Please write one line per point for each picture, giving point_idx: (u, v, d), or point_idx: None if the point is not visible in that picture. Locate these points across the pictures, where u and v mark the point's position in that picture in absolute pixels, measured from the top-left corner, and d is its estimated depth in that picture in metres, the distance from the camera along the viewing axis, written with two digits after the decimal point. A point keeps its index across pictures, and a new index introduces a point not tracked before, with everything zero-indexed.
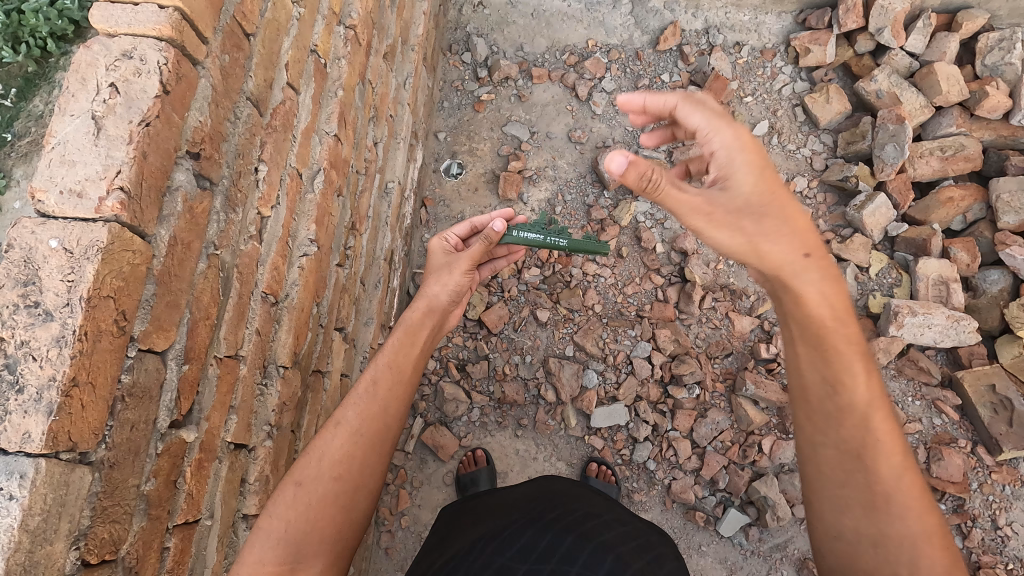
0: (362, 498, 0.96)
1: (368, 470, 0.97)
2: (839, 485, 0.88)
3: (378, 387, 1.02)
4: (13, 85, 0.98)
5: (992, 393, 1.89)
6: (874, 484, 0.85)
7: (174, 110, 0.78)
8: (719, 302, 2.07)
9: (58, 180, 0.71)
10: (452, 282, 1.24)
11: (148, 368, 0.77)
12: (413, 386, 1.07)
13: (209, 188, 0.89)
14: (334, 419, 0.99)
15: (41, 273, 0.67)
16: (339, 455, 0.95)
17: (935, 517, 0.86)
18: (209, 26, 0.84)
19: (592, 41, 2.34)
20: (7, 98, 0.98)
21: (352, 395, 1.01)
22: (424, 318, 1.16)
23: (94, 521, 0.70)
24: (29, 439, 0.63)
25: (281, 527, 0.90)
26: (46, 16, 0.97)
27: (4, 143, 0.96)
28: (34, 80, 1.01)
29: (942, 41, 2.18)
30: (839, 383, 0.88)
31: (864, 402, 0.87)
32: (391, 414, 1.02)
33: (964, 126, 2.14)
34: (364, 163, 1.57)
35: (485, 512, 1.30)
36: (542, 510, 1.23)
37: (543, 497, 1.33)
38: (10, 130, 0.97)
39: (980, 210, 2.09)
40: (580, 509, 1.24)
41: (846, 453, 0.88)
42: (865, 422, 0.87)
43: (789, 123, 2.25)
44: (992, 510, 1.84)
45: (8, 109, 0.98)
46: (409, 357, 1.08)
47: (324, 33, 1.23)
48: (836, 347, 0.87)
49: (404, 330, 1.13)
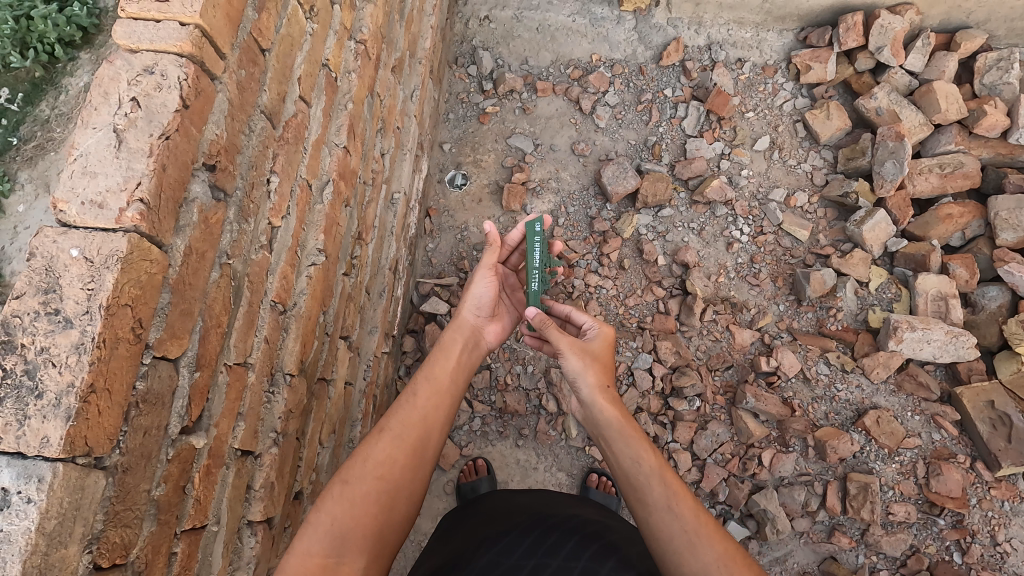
0: (402, 501, 1.01)
1: (410, 472, 1.03)
2: (662, 540, 0.95)
3: (418, 395, 1.10)
4: (19, 90, 1.02)
5: (991, 409, 1.90)
6: (679, 531, 0.95)
7: (192, 123, 0.80)
8: (720, 314, 2.08)
9: (80, 191, 0.73)
10: (478, 297, 1.33)
11: (162, 376, 0.79)
12: (453, 396, 1.14)
13: (223, 200, 0.91)
14: (379, 425, 1.06)
15: (61, 282, 0.69)
16: (383, 457, 1.01)
17: (739, 555, 0.94)
18: (227, 42, 0.86)
19: (596, 55, 2.37)
20: (14, 102, 1.01)
21: (396, 404, 1.09)
22: (459, 334, 1.25)
23: (106, 526, 0.71)
24: (48, 443, 0.64)
25: (327, 521, 0.95)
26: (55, 22, 1.01)
27: (10, 146, 0.99)
28: (40, 85, 1.04)
29: (941, 60, 2.21)
30: (637, 454, 1.05)
31: (655, 464, 1.02)
32: (431, 421, 1.08)
33: (963, 144, 2.17)
34: (371, 174, 1.59)
35: (488, 518, 1.31)
36: (544, 516, 1.24)
37: (543, 505, 1.34)
38: (16, 135, 1.00)
39: (979, 227, 2.11)
40: (581, 516, 1.25)
41: (657, 510, 0.98)
42: (661, 480, 1.00)
43: (790, 138, 2.28)
44: (991, 526, 1.85)
45: (14, 113, 1.01)
46: (446, 370, 1.16)
47: (335, 48, 1.26)
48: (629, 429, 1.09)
49: (440, 346, 1.21)
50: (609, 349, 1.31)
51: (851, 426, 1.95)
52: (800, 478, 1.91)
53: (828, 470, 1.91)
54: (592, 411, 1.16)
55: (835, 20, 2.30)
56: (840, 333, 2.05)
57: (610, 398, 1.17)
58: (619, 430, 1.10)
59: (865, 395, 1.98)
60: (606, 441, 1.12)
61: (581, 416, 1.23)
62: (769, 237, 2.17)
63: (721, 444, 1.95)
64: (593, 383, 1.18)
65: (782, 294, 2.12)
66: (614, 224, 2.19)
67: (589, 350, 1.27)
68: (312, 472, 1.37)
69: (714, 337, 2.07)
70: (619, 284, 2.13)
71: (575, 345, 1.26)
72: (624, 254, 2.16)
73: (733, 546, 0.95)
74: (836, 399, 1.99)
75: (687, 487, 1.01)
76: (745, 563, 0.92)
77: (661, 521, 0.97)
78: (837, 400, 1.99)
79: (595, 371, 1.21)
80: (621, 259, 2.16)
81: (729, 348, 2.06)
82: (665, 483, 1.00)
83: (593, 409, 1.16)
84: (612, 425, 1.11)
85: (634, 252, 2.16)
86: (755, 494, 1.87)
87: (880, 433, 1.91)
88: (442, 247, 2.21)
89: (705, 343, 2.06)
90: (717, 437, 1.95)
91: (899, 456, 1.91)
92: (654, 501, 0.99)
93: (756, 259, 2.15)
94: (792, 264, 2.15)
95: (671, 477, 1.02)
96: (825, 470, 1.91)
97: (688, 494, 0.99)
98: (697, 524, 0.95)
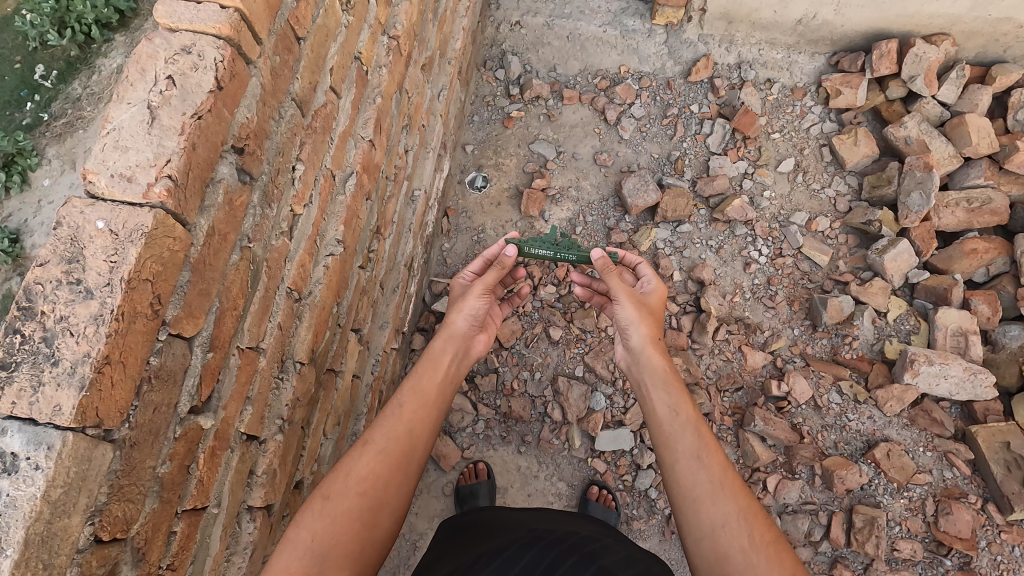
0: (385, 517, 1.01)
1: (392, 488, 1.03)
2: (690, 482, 1.04)
3: (403, 408, 1.10)
4: (55, 68, 1.06)
5: (1006, 451, 1.85)
6: (707, 477, 1.04)
7: (225, 105, 0.81)
8: (733, 334, 2.06)
9: (110, 164, 0.73)
10: (472, 310, 1.32)
11: (176, 353, 0.79)
12: (439, 408, 1.15)
13: (249, 183, 0.92)
14: (362, 439, 1.06)
15: (85, 252, 0.69)
16: (365, 471, 1.01)
17: (756, 503, 1.02)
18: (264, 28, 0.87)
19: (625, 67, 2.37)
20: (49, 80, 1.05)
21: (380, 417, 1.09)
22: (446, 345, 1.25)
23: (109, 499, 0.71)
24: (59, 412, 0.64)
25: (308, 537, 0.94)
26: (94, 4, 1.05)
27: (40, 123, 1.03)
28: (75, 64, 1.07)
29: (974, 93, 2.18)
30: (674, 405, 1.15)
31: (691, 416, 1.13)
32: (416, 434, 1.09)
33: (993, 179, 2.13)
34: (394, 169, 1.60)
35: (487, 530, 1.31)
36: (541, 531, 1.24)
37: (542, 521, 1.33)
38: (48, 111, 1.04)
39: (1003, 264, 2.07)
40: (579, 534, 1.24)
41: (689, 455, 1.07)
42: (691, 430, 1.10)
43: (815, 162, 2.26)
44: (1000, 571, 1.80)
45: (48, 90, 1.05)
46: (432, 383, 1.16)
47: (368, 41, 1.27)
48: (672, 382, 1.19)
49: (426, 358, 1.22)
50: (662, 303, 1.40)
51: (861, 457, 1.91)
52: (804, 506, 1.87)
53: (834, 500, 1.87)
54: (638, 359, 1.26)
55: (869, 46, 2.28)
56: (855, 363, 2.02)
57: (659, 350, 1.27)
58: (660, 381, 1.20)
59: (876, 427, 1.95)
60: (646, 389, 1.22)
61: (625, 365, 1.32)
62: (787, 259, 2.14)
63: None
64: (645, 335, 1.27)
65: (798, 318, 2.09)
66: (632, 236, 2.18)
67: (645, 303, 1.35)
68: (314, 463, 1.37)
69: (725, 357, 2.04)
70: None
71: (630, 297, 1.33)
72: None
73: (751, 495, 1.03)
74: (846, 428, 1.95)
75: (717, 442, 1.09)
76: (764, 520, 1.00)
77: (688, 467, 1.06)
78: (847, 430, 1.95)
79: (648, 323, 1.29)
80: None
81: (740, 369, 2.04)
82: (697, 435, 1.09)
83: (642, 355, 1.26)
84: (654, 375, 1.21)
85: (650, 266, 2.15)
86: None
87: (889, 467, 1.87)
88: (458, 247, 2.21)
89: (716, 362, 2.04)
90: None
91: (909, 492, 1.87)
92: (684, 449, 1.08)
93: (774, 281, 2.12)
94: (809, 288, 2.12)
95: (704, 432, 1.11)
96: (831, 500, 1.87)
97: (718, 450, 1.08)
98: (723, 477, 1.04)
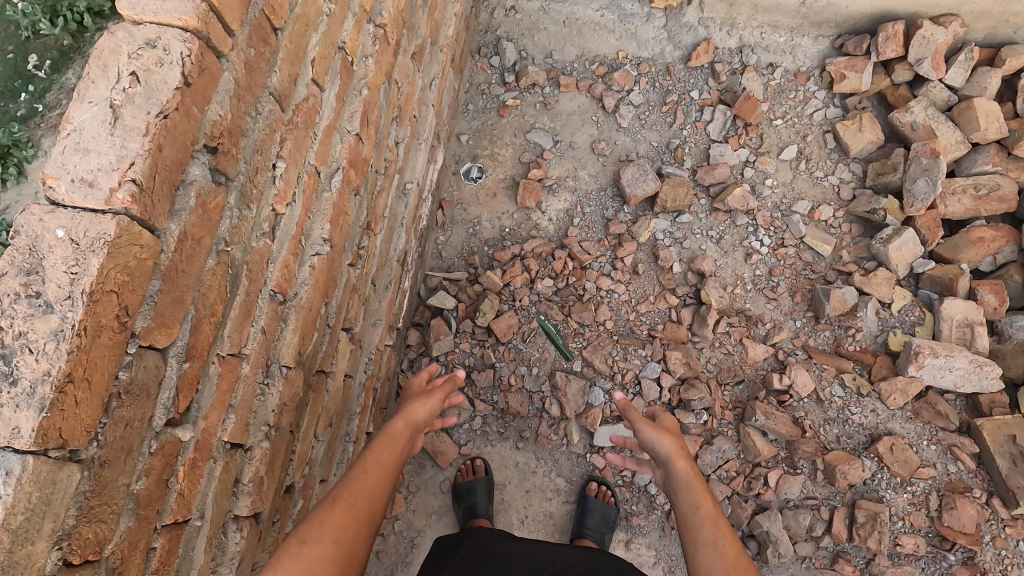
0: (357, 564, 0.97)
1: (364, 536, 0.99)
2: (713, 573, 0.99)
3: (367, 472, 1.08)
4: (46, 56, 0.88)
5: (1012, 444, 1.82)
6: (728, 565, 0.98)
7: (194, 102, 0.76)
8: (734, 327, 2.02)
9: (71, 168, 0.68)
10: (432, 403, 1.33)
11: (148, 366, 0.75)
12: (395, 480, 1.12)
13: (224, 184, 0.87)
14: (330, 496, 1.01)
15: (44, 263, 0.65)
16: (338, 522, 0.97)
17: None
18: (235, 19, 0.81)
19: (623, 53, 2.31)
20: (40, 69, 0.88)
21: (344, 478, 1.06)
22: (405, 425, 1.24)
23: (78, 522, 0.68)
24: (18, 434, 0.60)
25: None
26: None
27: (33, 115, 0.87)
28: (68, 53, 0.90)
29: (983, 76, 2.12)
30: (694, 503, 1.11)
31: (710, 511, 1.09)
32: (380, 491, 1.07)
33: (1001, 165, 2.07)
34: (384, 163, 1.55)
35: (485, 555, 1.28)
36: (541, 563, 1.21)
37: (540, 551, 1.30)
38: (42, 102, 0.88)
39: (1011, 253, 2.03)
40: (578, 563, 1.21)
41: (710, 548, 1.02)
42: (706, 522, 1.07)
43: (818, 149, 2.20)
44: (1004, 566, 1.78)
45: (41, 80, 0.88)
46: (390, 457, 1.14)
47: (353, 30, 1.22)
48: (693, 482, 1.16)
49: (383, 437, 1.19)
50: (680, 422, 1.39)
51: (863, 451, 1.89)
52: (806, 501, 1.85)
53: (836, 495, 1.85)
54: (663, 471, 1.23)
55: (875, 29, 2.21)
56: (858, 355, 1.98)
57: (687, 460, 1.24)
58: (683, 483, 1.17)
59: (879, 420, 1.91)
60: (672, 497, 1.18)
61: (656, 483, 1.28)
62: (790, 249, 2.09)
63: (727, 461, 1.90)
64: (672, 445, 1.25)
65: (800, 310, 2.05)
66: (631, 227, 2.13)
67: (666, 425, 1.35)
68: (305, 466, 1.34)
69: (726, 350, 2.01)
70: (631, 289, 2.08)
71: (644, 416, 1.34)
72: (638, 259, 2.10)
73: None
74: (849, 422, 1.92)
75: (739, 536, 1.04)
76: None
77: (710, 562, 1.01)
78: (850, 424, 1.92)
79: (673, 437, 1.28)
80: (636, 263, 2.10)
81: (741, 362, 2.00)
82: (716, 527, 1.05)
83: (665, 464, 1.23)
84: (677, 480, 1.18)
85: (649, 258, 2.11)
86: (758, 515, 1.83)
87: (892, 461, 1.84)
88: (453, 240, 2.17)
89: (716, 355, 2.01)
90: (723, 452, 1.90)
91: (912, 486, 1.84)
92: (705, 541, 1.03)
93: (776, 272, 2.08)
94: (812, 279, 2.08)
95: (723, 526, 1.06)
96: (833, 495, 1.85)
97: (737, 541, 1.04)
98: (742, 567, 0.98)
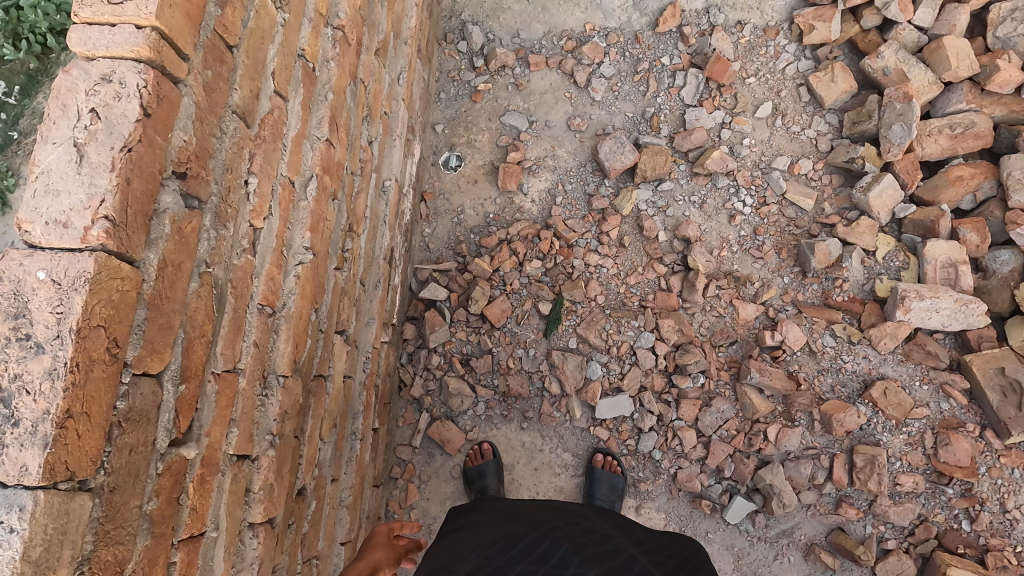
0: None
1: None
2: None
3: None
4: (14, 83, 0.98)
5: (1002, 376, 1.86)
6: None
7: (156, 132, 0.77)
8: (723, 289, 2.04)
9: (44, 211, 0.70)
10: None
11: (144, 393, 0.78)
12: None
13: (198, 207, 0.89)
14: None
15: (30, 306, 0.67)
16: None
17: None
18: (188, 43, 0.82)
19: (589, 24, 2.29)
20: (10, 95, 0.98)
21: None
22: None
23: (96, 546, 0.71)
24: (27, 472, 0.63)
25: None
26: (44, 12, 0.97)
27: (10, 140, 0.97)
28: (35, 76, 1.01)
29: (951, 13, 2.11)
30: None
31: None
32: None
33: (975, 102, 2.07)
34: (359, 163, 1.56)
35: (491, 517, 1.31)
36: (542, 519, 1.22)
37: (544, 510, 1.31)
38: (16, 128, 0.98)
39: (991, 188, 2.03)
40: (581, 523, 1.21)
41: None
42: None
43: (793, 104, 2.20)
44: (1001, 494, 1.84)
45: (12, 106, 0.98)
46: None
47: (311, 36, 1.21)
48: None
49: None
50: None
51: (858, 398, 1.93)
52: (806, 451, 1.90)
53: (834, 443, 1.91)
54: None
55: None
56: (847, 304, 2.01)
57: None
58: None
59: (871, 366, 1.96)
60: None
61: None
62: (772, 207, 2.11)
63: (726, 420, 1.95)
64: None
65: (787, 266, 2.08)
66: (613, 200, 2.14)
67: None
68: (315, 467, 1.38)
69: (717, 312, 2.03)
70: (619, 262, 2.09)
71: None
72: (624, 231, 2.12)
73: None
74: (842, 370, 1.97)
75: None
76: None
77: None
78: (844, 372, 1.96)
79: None
80: (621, 236, 2.11)
81: (733, 323, 2.03)
82: None
83: None
84: None
85: (634, 229, 2.12)
86: (761, 469, 1.89)
87: (887, 405, 1.89)
88: (439, 231, 2.19)
89: (708, 318, 2.04)
90: (722, 413, 1.95)
91: (907, 427, 1.90)
92: None
93: (760, 231, 2.10)
94: (796, 234, 2.10)
95: None
96: (831, 444, 1.91)
97: None
98: None
